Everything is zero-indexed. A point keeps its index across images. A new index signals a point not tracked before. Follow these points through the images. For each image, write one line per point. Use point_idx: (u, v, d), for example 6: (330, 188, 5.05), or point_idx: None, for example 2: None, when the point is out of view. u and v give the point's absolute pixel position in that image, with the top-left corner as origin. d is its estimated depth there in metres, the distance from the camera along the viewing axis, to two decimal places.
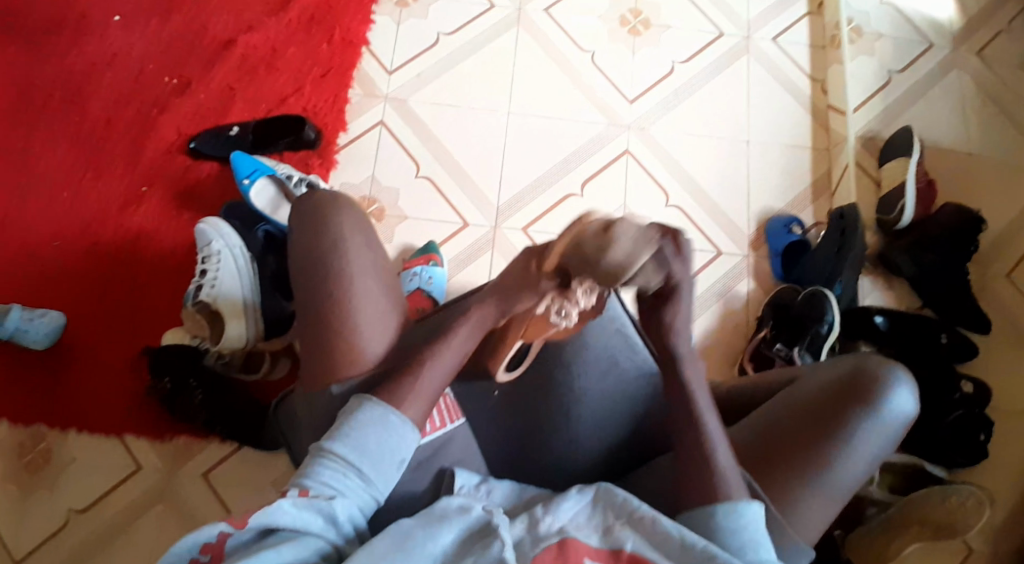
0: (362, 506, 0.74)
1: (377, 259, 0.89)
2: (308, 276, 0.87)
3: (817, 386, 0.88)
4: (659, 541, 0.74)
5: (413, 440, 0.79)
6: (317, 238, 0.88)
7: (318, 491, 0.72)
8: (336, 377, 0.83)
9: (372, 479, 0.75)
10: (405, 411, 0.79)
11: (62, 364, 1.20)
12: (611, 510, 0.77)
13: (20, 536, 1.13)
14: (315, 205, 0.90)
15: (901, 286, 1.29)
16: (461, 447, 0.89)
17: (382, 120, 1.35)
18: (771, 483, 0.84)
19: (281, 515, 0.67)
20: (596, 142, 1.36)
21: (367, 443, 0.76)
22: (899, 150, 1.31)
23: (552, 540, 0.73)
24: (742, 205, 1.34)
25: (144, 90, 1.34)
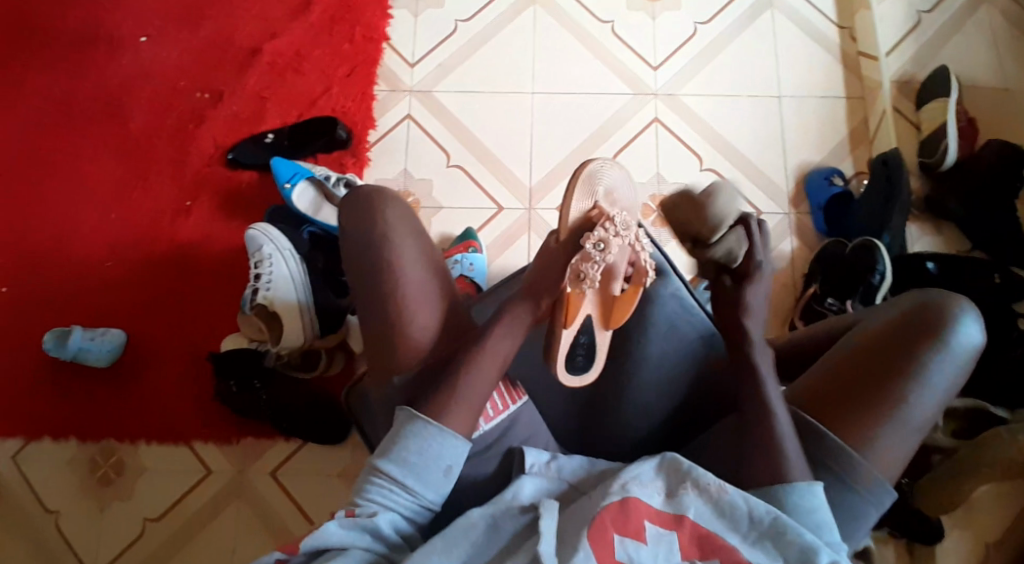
0: (410, 517, 0.78)
1: (425, 249, 0.89)
2: (360, 274, 0.87)
3: (883, 323, 0.89)
4: (725, 508, 0.75)
5: (457, 448, 0.80)
6: (365, 232, 0.87)
7: (365, 508, 0.76)
8: (396, 367, 0.85)
9: (419, 491, 0.78)
10: (448, 423, 0.80)
11: (126, 379, 1.23)
12: (675, 476, 0.78)
13: (103, 545, 1.17)
14: (360, 200, 0.89)
15: (950, 230, 1.27)
16: (525, 427, 0.90)
17: (409, 113, 1.36)
18: (847, 423, 0.85)
19: (329, 537, 0.73)
20: (625, 113, 1.35)
21: (410, 456, 0.79)
22: (937, 91, 1.29)
23: (614, 498, 0.75)
24: (780, 163, 1.32)
25: (176, 106, 1.36)
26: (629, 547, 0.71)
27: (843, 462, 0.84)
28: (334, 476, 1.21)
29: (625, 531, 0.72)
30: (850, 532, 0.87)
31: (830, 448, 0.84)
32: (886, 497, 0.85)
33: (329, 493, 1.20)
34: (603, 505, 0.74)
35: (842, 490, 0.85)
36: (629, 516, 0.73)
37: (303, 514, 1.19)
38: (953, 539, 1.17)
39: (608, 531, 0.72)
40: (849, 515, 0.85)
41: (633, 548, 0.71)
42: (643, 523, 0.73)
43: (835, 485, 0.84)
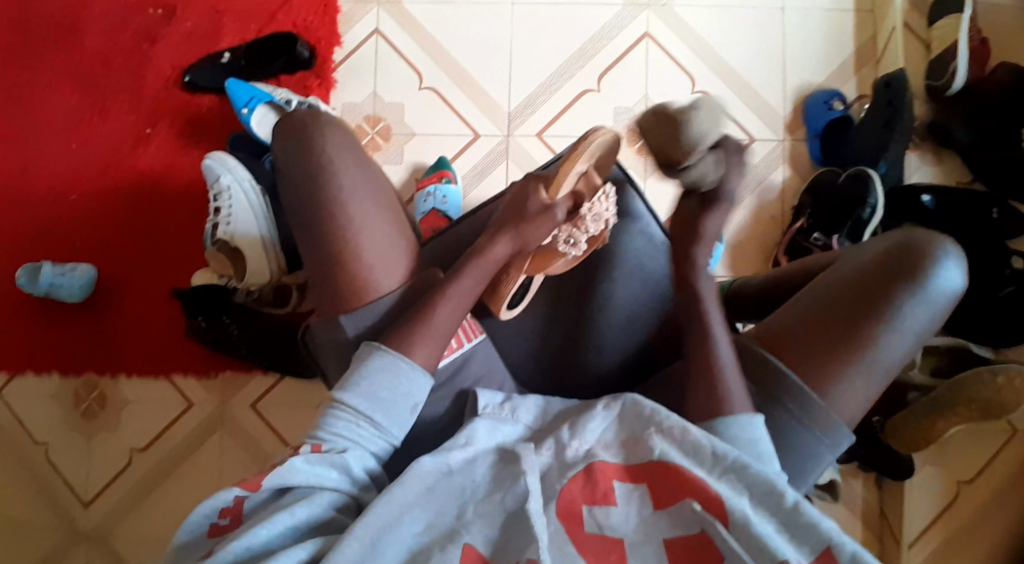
0: (378, 453, 0.77)
1: (373, 189, 0.85)
2: (307, 221, 0.84)
3: (862, 263, 0.85)
4: (689, 449, 0.75)
5: (423, 384, 0.79)
6: (307, 171, 0.84)
7: (332, 444, 0.75)
8: (345, 310, 0.83)
9: (386, 427, 0.77)
10: (415, 358, 0.79)
11: (100, 315, 1.23)
12: (638, 423, 0.78)
13: (93, 473, 1.21)
14: (301, 132, 0.85)
15: (951, 159, 1.20)
16: (479, 366, 0.88)
17: (377, 28, 1.26)
18: (813, 366, 0.83)
19: (294, 474, 0.72)
20: (612, 29, 1.25)
21: (378, 391, 0.77)
22: (950, 5, 1.18)
23: (579, 466, 0.75)
24: (775, 83, 1.23)
25: (129, 24, 1.27)
26: (598, 513, 0.71)
27: (800, 405, 0.83)
28: (315, 408, 1.22)
29: (593, 498, 0.72)
30: (808, 473, 0.86)
31: (790, 392, 0.83)
32: (843, 439, 0.84)
33: (310, 424, 1.22)
34: (568, 478, 0.74)
35: (801, 434, 0.84)
36: (596, 483, 0.73)
37: (283, 442, 1.21)
38: (924, 473, 1.19)
39: (577, 503, 0.72)
40: (805, 457, 0.84)
41: (602, 515, 0.71)
42: (612, 484, 0.73)
43: (791, 425, 0.84)
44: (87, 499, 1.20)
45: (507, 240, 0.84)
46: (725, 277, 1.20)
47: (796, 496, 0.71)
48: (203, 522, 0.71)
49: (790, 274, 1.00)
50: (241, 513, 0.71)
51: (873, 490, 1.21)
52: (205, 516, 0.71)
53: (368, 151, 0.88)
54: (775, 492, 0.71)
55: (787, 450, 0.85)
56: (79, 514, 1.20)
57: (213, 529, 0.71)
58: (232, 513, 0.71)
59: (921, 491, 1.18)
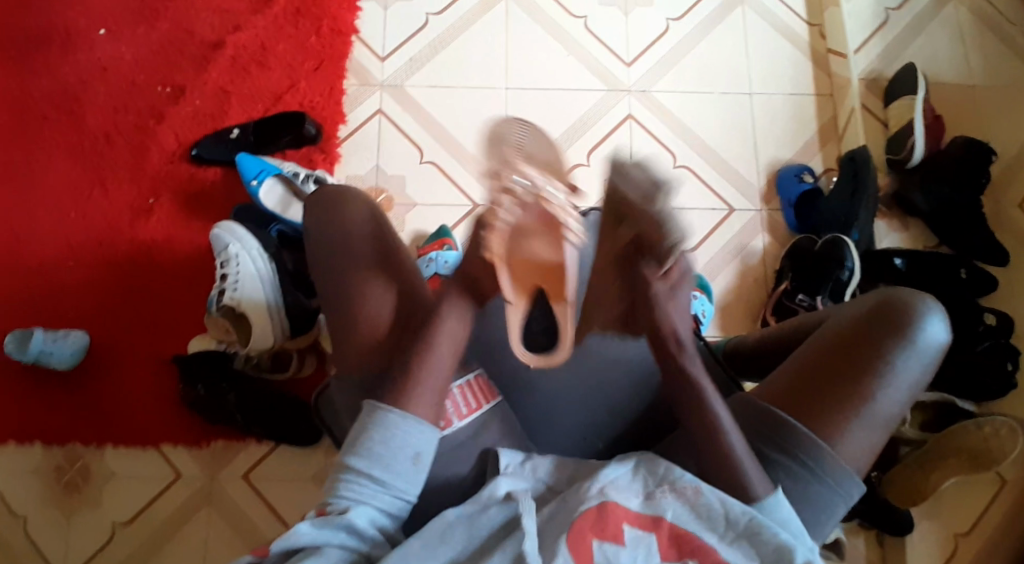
0: (387, 509, 0.76)
1: (384, 246, 0.89)
2: (331, 263, 0.87)
3: (854, 320, 0.89)
4: (702, 510, 0.75)
5: (425, 434, 0.78)
6: (325, 234, 0.89)
7: (336, 506, 0.75)
8: (363, 358, 0.84)
9: (390, 482, 0.76)
10: (411, 409, 0.79)
11: (89, 383, 1.20)
12: (652, 478, 0.78)
13: (70, 554, 1.15)
14: (324, 201, 0.91)
15: (916, 227, 1.28)
16: (495, 417, 0.89)
17: (380, 108, 1.34)
18: (819, 416, 0.85)
19: (300, 537, 0.72)
20: (597, 110, 1.35)
21: (375, 447, 0.77)
22: (904, 89, 1.30)
23: (592, 502, 0.75)
24: (750, 159, 1.33)
25: (139, 103, 1.33)
26: (608, 551, 0.72)
27: (813, 456, 0.83)
28: (309, 479, 1.19)
29: (603, 535, 0.72)
30: (821, 524, 0.86)
31: (801, 442, 0.84)
32: (854, 489, 0.85)
33: (305, 496, 1.18)
34: (580, 510, 0.74)
35: (816, 484, 0.84)
36: (607, 520, 0.73)
37: (277, 515, 1.17)
38: (920, 527, 1.20)
39: (586, 537, 0.72)
40: (821, 508, 0.85)
41: (613, 551, 0.72)
42: (622, 527, 0.73)
43: (810, 479, 0.84)
44: None
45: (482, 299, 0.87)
46: (716, 336, 1.25)
47: (807, 559, 0.73)
48: None
49: (785, 330, 1.02)
50: None
51: (875, 548, 1.20)
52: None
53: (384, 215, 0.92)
54: (785, 556, 0.73)
55: (807, 496, 0.84)
56: None
57: None
58: None
59: (919, 549, 1.19)
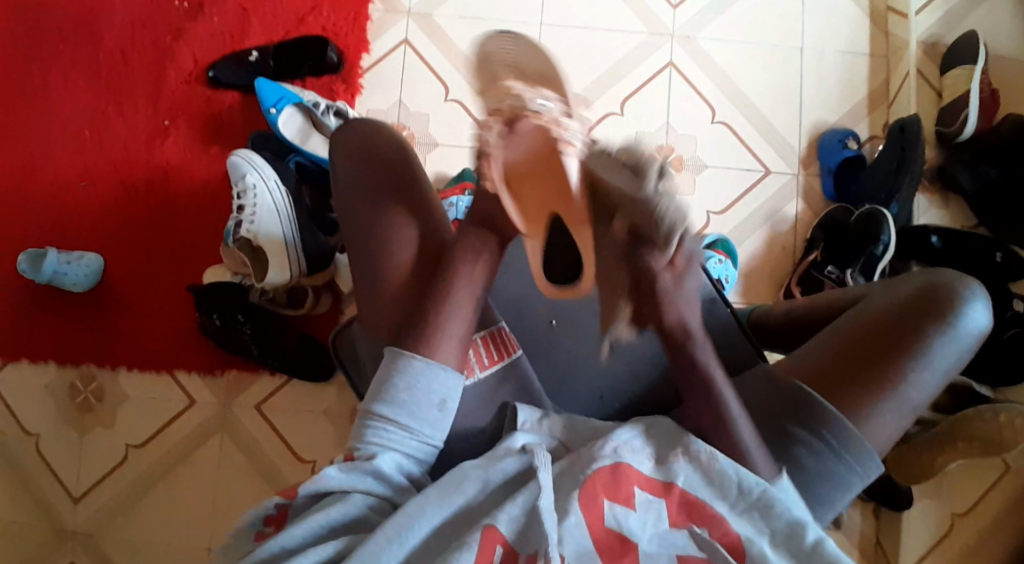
0: (414, 454, 0.77)
1: (410, 193, 0.86)
2: (354, 218, 0.85)
3: (894, 301, 0.87)
4: (715, 478, 0.75)
5: (448, 380, 0.78)
6: (354, 177, 0.86)
7: (364, 450, 0.76)
8: (385, 321, 0.83)
9: (417, 428, 0.77)
10: (436, 356, 0.78)
11: (104, 307, 1.19)
12: (666, 443, 0.78)
13: (85, 472, 1.17)
14: (353, 140, 0.87)
15: (958, 204, 1.24)
16: (514, 388, 0.88)
17: (406, 38, 1.27)
18: (849, 396, 0.84)
19: (329, 481, 0.73)
20: (635, 57, 1.28)
21: (400, 393, 0.77)
22: (964, 56, 1.22)
23: (606, 461, 0.75)
24: (792, 120, 1.27)
25: (155, 17, 1.26)
26: (618, 512, 0.73)
27: (837, 435, 0.83)
28: (320, 414, 1.19)
29: (615, 496, 0.73)
30: (834, 501, 0.85)
31: (827, 421, 0.83)
32: (873, 469, 0.84)
33: (315, 431, 1.19)
34: (593, 469, 0.74)
35: (834, 460, 0.83)
36: (620, 483, 0.74)
37: (287, 447, 1.18)
38: (921, 506, 1.21)
39: (599, 496, 0.73)
40: (836, 485, 0.84)
41: (622, 514, 0.73)
42: (634, 490, 0.74)
43: (829, 457, 0.83)
44: (77, 495, 1.17)
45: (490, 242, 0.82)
46: (738, 304, 1.23)
47: (818, 534, 0.72)
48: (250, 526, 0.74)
49: (823, 300, 0.99)
50: (285, 519, 0.75)
51: (871, 520, 1.22)
52: (251, 523, 0.74)
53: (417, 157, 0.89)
54: (798, 530, 0.73)
55: (823, 474, 0.84)
56: (68, 511, 1.16)
57: (260, 536, 0.74)
58: (276, 521, 0.75)
59: (915, 525, 1.21)
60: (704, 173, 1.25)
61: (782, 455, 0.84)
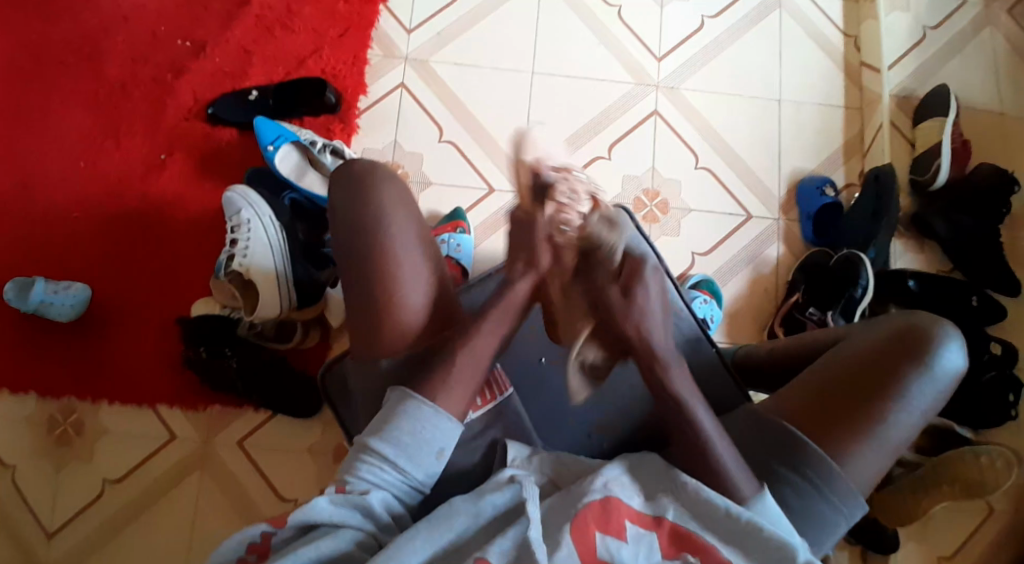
0: (401, 496, 0.76)
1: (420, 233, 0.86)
2: (342, 245, 0.85)
3: (875, 341, 0.88)
4: (704, 510, 0.75)
5: (451, 431, 0.78)
6: (359, 216, 0.84)
7: (355, 485, 0.74)
8: (382, 342, 0.84)
9: (411, 471, 0.76)
10: (440, 404, 0.78)
11: (88, 338, 1.19)
12: (654, 479, 0.78)
13: (59, 507, 1.14)
14: (355, 179, 0.86)
15: (932, 249, 1.28)
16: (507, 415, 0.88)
17: (403, 82, 1.31)
18: (833, 434, 0.85)
19: (318, 512, 0.71)
20: (624, 103, 1.33)
21: (403, 436, 0.76)
22: (935, 110, 1.29)
23: (596, 496, 0.75)
24: (773, 167, 1.32)
25: (158, 55, 1.29)
26: (610, 544, 0.72)
27: (821, 473, 0.84)
28: (303, 452, 1.18)
29: (607, 528, 0.73)
30: (820, 542, 0.86)
31: (811, 460, 0.84)
32: (858, 509, 0.85)
33: (298, 469, 1.17)
34: (583, 502, 0.74)
35: (819, 501, 0.84)
36: (610, 516, 0.74)
37: (269, 485, 1.16)
38: (906, 549, 1.21)
39: (590, 529, 0.72)
40: (823, 526, 0.85)
41: (614, 545, 0.72)
42: (624, 524, 0.74)
43: (816, 498, 0.84)
44: (51, 531, 1.13)
45: (529, 278, 0.83)
46: (722, 343, 1.24)
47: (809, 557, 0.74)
48: (230, 553, 0.71)
49: (805, 339, 1.01)
50: (268, 549, 0.72)
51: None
52: (232, 549, 0.71)
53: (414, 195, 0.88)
54: (788, 555, 0.74)
55: (809, 515, 0.84)
56: (41, 547, 1.12)
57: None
58: (259, 548, 0.71)
59: None
60: (689, 216, 1.29)
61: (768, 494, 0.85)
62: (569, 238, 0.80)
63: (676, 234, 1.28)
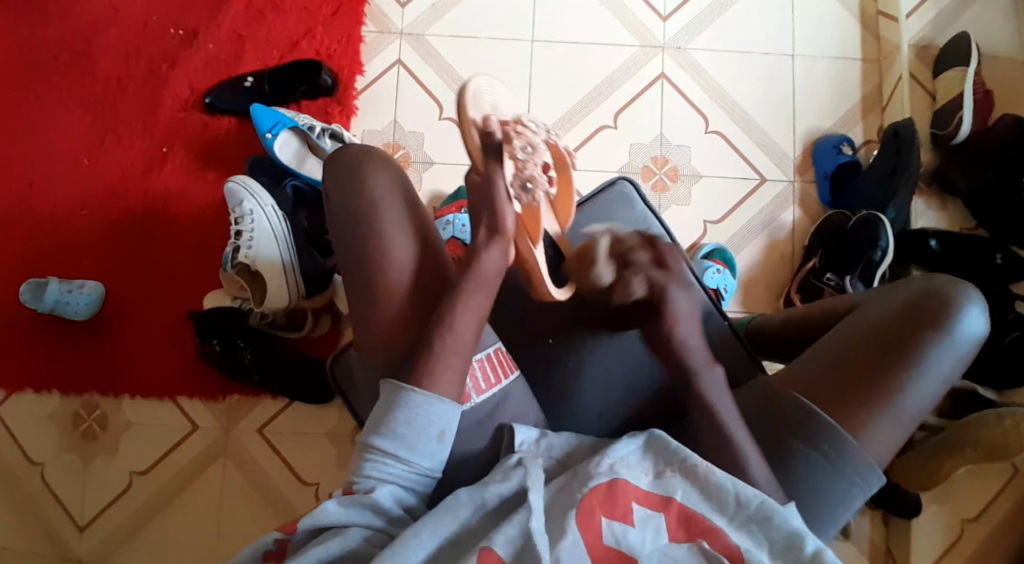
0: (413, 486, 0.76)
1: (411, 218, 0.85)
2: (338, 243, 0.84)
3: (887, 312, 0.85)
4: (711, 491, 0.75)
5: (448, 413, 0.77)
6: (346, 201, 0.84)
7: (362, 485, 0.74)
8: (382, 342, 0.83)
9: (414, 460, 0.76)
10: (434, 389, 0.77)
11: (104, 335, 1.20)
12: (662, 458, 0.78)
13: (88, 500, 1.18)
14: (344, 167, 0.85)
15: (954, 204, 1.24)
16: (514, 405, 0.87)
17: (399, 59, 1.28)
18: (846, 407, 0.83)
19: (327, 517, 0.72)
20: (628, 69, 1.28)
21: (399, 428, 0.75)
22: (956, 58, 1.22)
23: (602, 479, 0.75)
24: (786, 128, 1.27)
25: (151, 45, 1.27)
26: (617, 529, 0.71)
27: (836, 447, 0.82)
28: (322, 436, 1.19)
29: (612, 514, 0.72)
30: (836, 516, 0.85)
31: (827, 434, 0.83)
32: (875, 481, 0.84)
33: (318, 454, 1.19)
34: (589, 486, 0.74)
35: (836, 477, 0.83)
36: (616, 501, 0.73)
37: (291, 471, 1.18)
38: (928, 511, 1.20)
39: (596, 515, 0.72)
40: (838, 501, 0.84)
41: (621, 531, 0.71)
42: (631, 506, 0.74)
43: (832, 473, 0.83)
44: (83, 524, 1.17)
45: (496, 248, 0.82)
46: (737, 312, 1.22)
47: (817, 545, 0.72)
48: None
49: (833, 306, 0.96)
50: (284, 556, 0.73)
51: (880, 528, 1.22)
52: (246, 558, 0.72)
53: (407, 179, 0.87)
54: (796, 544, 0.73)
55: (824, 491, 0.83)
56: (74, 540, 1.16)
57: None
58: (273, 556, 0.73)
59: (924, 532, 1.19)
60: (699, 183, 1.25)
61: (782, 470, 0.84)
62: (535, 196, 0.84)
63: (687, 202, 1.25)
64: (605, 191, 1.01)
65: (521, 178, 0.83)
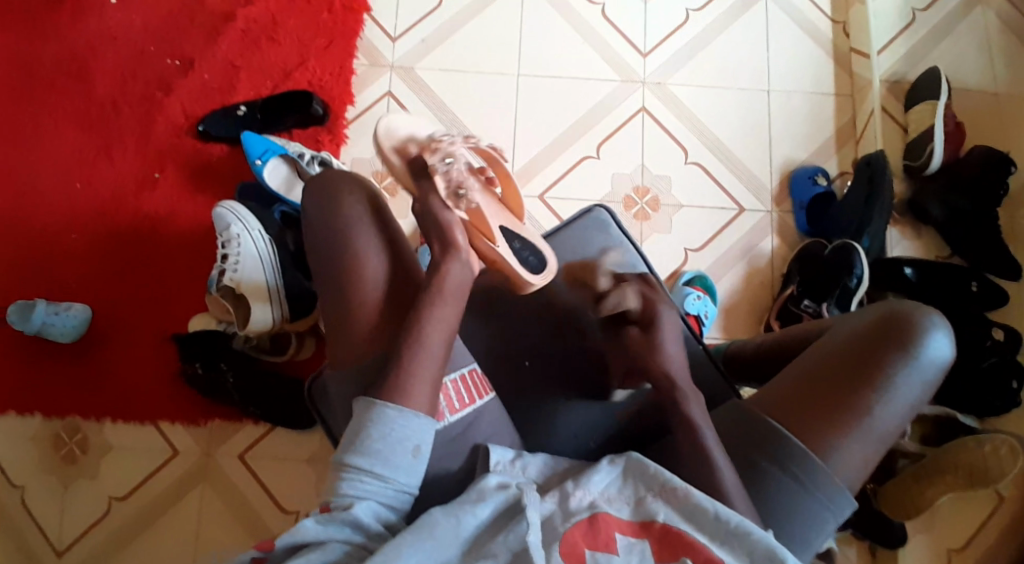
0: (391, 503, 0.75)
1: (386, 233, 0.87)
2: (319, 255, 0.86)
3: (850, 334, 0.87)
4: (691, 513, 0.75)
5: (422, 426, 0.77)
6: (324, 217, 0.87)
7: (339, 503, 0.73)
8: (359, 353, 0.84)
9: (391, 476, 0.75)
10: (409, 402, 0.77)
11: (89, 356, 1.21)
12: (642, 481, 0.77)
13: (66, 525, 1.16)
14: (323, 184, 0.88)
15: (929, 234, 1.27)
16: (490, 420, 0.87)
17: (389, 90, 1.32)
18: (817, 429, 0.83)
19: (306, 533, 0.70)
20: (610, 101, 1.32)
21: (374, 444, 0.75)
22: (926, 92, 1.27)
23: (584, 515, 0.74)
24: (764, 159, 1.30)
25: (147, 74, 1.31)
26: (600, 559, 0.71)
27: (803, 468, 0.83)
28: (304, 462, 1.19)
29: (596, 544, 0.72)
30: (810, 541, 0.84)
31: (794, 454, 0.83)
32: (847, 505, 0.84)
33: (299, 479, 1.18)
34: (571, 522, 0.73)
35: (805, 496, 0.83)
36: (598, 530, 0.73)
37: (272, 496, 1.17)
38: (914, 541, 1.19)
39: (579, 546, 0.71)
40: (811, 523, 0.84)
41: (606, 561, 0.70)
42: (614, 535, 0.73)
43: (799, 493, 0.83)
44: (60, 548, 1.15)
45: (460, 263, 0.85)
46: (718, 339, 1.23)
47: None
48: None
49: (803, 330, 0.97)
50: None
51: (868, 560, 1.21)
52: None
53: (383, 199, 0.89)
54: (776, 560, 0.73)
55: (798, 513, 0.83)
56: None
57: None
58: None
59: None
60: (680, 211, 1.28)
61: (752, 491, 0.84)
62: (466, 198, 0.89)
63: (667, 229, 1.27)
64: (580, 217, 1.04)
65: (452, 185, 0.88)
